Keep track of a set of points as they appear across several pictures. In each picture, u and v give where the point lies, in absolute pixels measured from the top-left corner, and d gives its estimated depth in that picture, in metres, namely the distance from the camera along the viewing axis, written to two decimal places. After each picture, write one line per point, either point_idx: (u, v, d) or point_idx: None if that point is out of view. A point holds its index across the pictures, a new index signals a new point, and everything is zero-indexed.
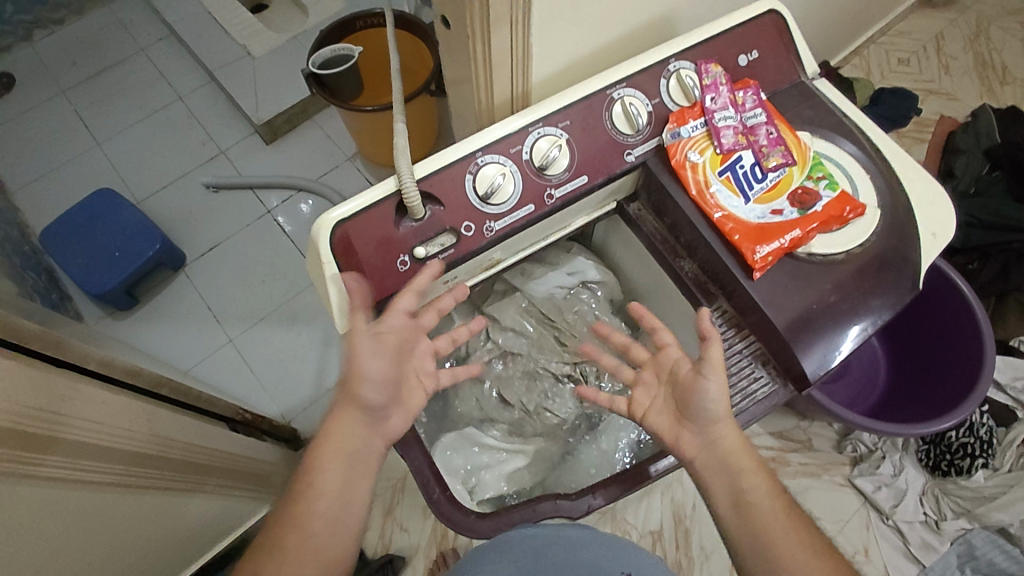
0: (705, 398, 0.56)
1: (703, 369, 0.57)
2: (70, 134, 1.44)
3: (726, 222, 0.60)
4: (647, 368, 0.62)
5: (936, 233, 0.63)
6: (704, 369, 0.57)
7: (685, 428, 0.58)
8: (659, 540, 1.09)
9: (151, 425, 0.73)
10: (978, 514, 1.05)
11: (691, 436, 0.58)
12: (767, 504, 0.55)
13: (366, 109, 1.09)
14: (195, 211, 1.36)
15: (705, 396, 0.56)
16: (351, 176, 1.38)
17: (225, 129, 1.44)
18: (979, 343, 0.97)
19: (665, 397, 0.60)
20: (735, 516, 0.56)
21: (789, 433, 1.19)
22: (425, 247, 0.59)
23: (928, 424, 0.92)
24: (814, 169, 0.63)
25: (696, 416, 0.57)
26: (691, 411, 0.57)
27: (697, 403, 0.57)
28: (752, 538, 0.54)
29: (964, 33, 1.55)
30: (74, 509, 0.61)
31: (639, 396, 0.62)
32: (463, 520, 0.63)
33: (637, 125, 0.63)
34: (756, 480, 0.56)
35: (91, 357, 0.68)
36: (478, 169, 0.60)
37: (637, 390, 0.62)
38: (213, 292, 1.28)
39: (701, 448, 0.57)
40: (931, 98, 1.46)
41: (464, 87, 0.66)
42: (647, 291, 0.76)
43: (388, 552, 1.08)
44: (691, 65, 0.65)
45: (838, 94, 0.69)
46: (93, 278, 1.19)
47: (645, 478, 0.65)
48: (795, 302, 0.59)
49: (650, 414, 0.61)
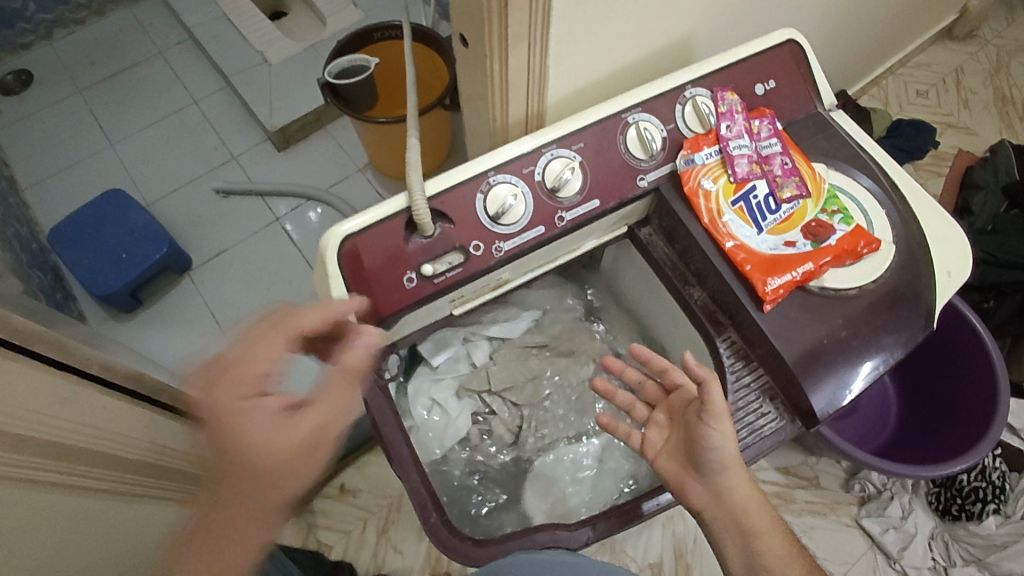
0: (710, 447, 0.55)
1: (704, 416, 0.55)
2: (85, 134, 1.46)
3: (737, 252, 0.58)
4: (662, 407, 0.63)
5: (951, 272, 0.62)
6: (705, 416, 0.55)
7: (692, 476, 0.58)
8: (659, 573, 1.07)
9: (150, 432, 0.72)
10: (988, 562, 1.01)
11: (698, 486, 0.57)
12: (783, 566, 0.55)
13: (380, 120, 1.10)
14: (205, 216, 1.36)
15: (709, 446, 0.55)
16: (362, 187, 1.38)
17: (239, 135, 1.45)
18: (994, 385, 0.95)
19: (676, 439, 0.60)
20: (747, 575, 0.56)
21: (796, 469, 1.16)
22: (432, 265, 0.58)
23: (940, 467, 0.89)
24: (828, 202, 0.62)
25: (702, 466, 0.56)
26: (696, 460, 0.57)
27: (702, 453, 0.56)
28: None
29: (983, 68, 1.55)
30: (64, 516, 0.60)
31: (651, 433, 0.62)
32: (460, 547, 0.61)
33: (651, 150, 0.63)
34: (772, 540, 0.56)
35: (95, 361, 0.66)
36: (489, 188, 0.59)
37: (650, 429, 0.63)
38: (218, 299, 1.28)
39: (709, 500, 0.57)
40: (948, 132, 1.46)
41: (478, 104, 0.66)
42: (655, 316, 0.75)
43: (381, 573, 1.06)
44: (707, 92, 0.64)
45: (855, 127, 0.69)
46: (99, 280, 1.19)
47: (637, 516, 0.64)
48: (806, 336, 0.57)
49: (660, 456, 0.61)
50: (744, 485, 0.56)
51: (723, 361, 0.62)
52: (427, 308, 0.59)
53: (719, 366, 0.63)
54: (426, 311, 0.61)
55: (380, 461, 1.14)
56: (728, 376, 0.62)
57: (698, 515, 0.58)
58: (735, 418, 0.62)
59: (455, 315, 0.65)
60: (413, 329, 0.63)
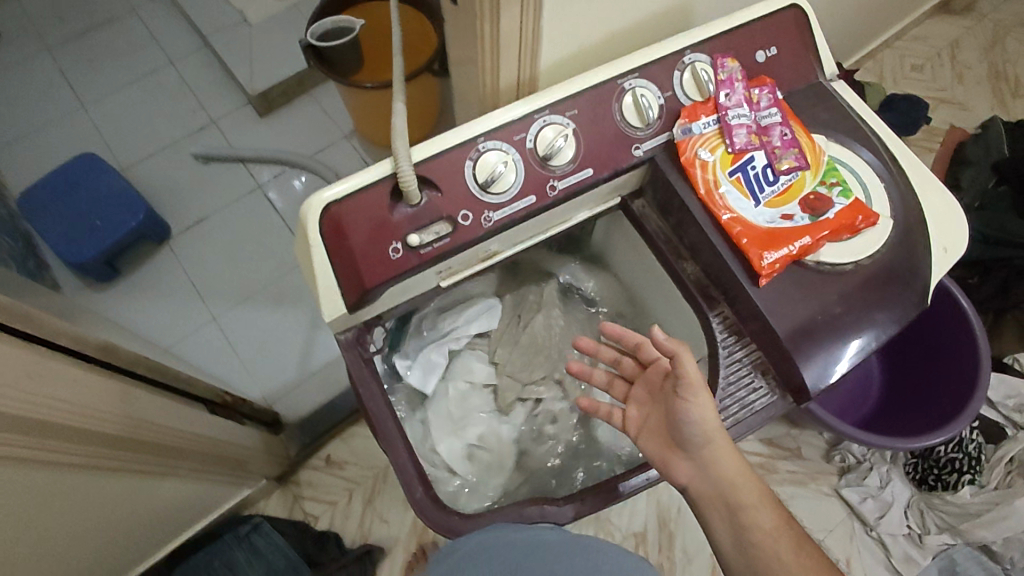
0: (690, 421, 0.55)
1: (680, 390, 0.55)
2: (55, 95, 1.39)
3: (733, 225, 0.57)
4: (639, 384, 0.62)
5: (947, 247, 0.61)
6: (681, 389, 0.55)
7: (676, 453, 0.58)
8: (643, 542, 1.08)
9: (127, 405, 0.71)
10: (961, 529, 1.04)
11: (682, 462, 0.57)
12: (773, 542, 0.54)
13: (365, 86, 1.06)
14: (183, 182, 1.32)
15: (689, 420, 0.55)
16: (347, 155, 1.34)
17: (218, 98, 1.39)
18: (976, 360, 0.96)
19: (656, 416, 0.60)
20: (737, 554, 0.55)
21: (779, 440, 1.18)
22: (419, 235, 0.56)
23: (920, 439, 0.91)
24: (827, 174, 0.60)
25: (685, 442, 0.56)
26: (679, 436, 0.57)
27: (683, 427, 0.56)
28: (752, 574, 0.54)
29: (979, 43, 1.53)
30: (27, 490, 0.58)
31: (631, 412, 0.62)
32: (448, 522, 0.61)
33: (647, 118, 0.60)
34: (760, 513, 0.55)
35: (63, 333, 0.64)
36: (479, 155, 0.57)
37: (629, 406, 0.62)
38: (197, 268, 1.25)
39: (694, 476, 0.56)
40: (941, 107, 1.44)
41: (469, 67, 0.63)
42: (647, 289, 0.74)
43: (367, 542, 1.07)
44: (707, 59, 0.62)
45: (855, 97, 0.67)
46: (73, 247, 1.15)
47: (618, 496, 0.63)
48: (799, 311, 0.56)
49: (643, 433, 0.60)
50: (728, 459, 0.55)
51: (715, 336, 0.61)
52: (413, 280, 0.57)
53: (711, 341, 0.62)
54: (413, 282, 0.59)
55: (366, 432, 1.13)
56: (720, 352, 0.61)
57: (685, 491, 0.58)
58: (726, 392, 0.61)
59: (443, 286, 0.63)
60: (399, 301, 0.61)
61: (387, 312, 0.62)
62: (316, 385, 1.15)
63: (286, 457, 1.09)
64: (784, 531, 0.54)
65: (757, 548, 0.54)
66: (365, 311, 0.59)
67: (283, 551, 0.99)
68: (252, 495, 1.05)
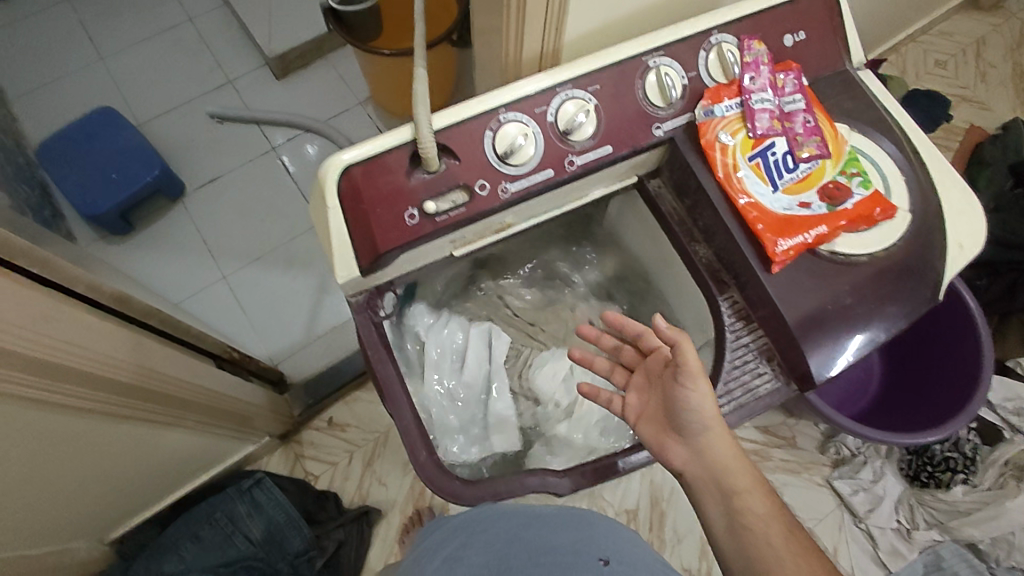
0: (688, 407, 0.56)
1: (680, 376, 0.56)
2: (74, 46, 1.38)
3: (750, 210, 0.57)
4: (639, 371, 0.63)
5: (963, 244, 0.61)
6: (682, 377, 0.56)
7: (671, 438, 0.59)
8: (634, 519, 1.10)
9: (138, 355, 0.72)
10: (950, 527, 1.05)
11: (678, 447, 0.58)
12: (765, 526, 0.54)
13: (382, 53, 1.05)
14: (198, 141, 1.31)
15: (687, 406, 0.56)
16: (361, 121, 1.34)
17: (235, 58, 1.38)
18: (978, 361, 0.96)
19: (654, 403, 0.61)
20: (727, 535, 0.55)
21: (775, 429, 1.19)
22: (435, 202, 0.56)
23: (917, 436, 0.92)
24: (848, 164, 0.60)
25: (682, 427, 0.57)
26: (676, 422, 0.58)
27: (681, 413, 0.57)
28: (744, 560, 0.53)
29: (1006, 42, 1.50)
30: (33, 428, 0.60)
31: (630, 399, 0.63)
32: (448, 486, 0.60)
33: (670, 98, 0.60)
34: (751, 498, 0.55)
35: (80, 281, 0.66)
36: (499, 126, 0.57)
37: (629, 394, 0.63)
38: (208, 227, 1.25)
39: (690, 460, 0.57)
40: (963, 105, 1.42)
41: (492, 37, 0.62)
42: (656, 269, 0.74)
43: (364, 503, 1.09)
44: (734, 40, 0.61)
45: (881, 88, 0.66)
46: (87, 199, 1.15)
47: (613, 473, 0.65)
48: (809, 299, 0.57)
49: (641, 419, 0.61)
50: (722, 445, 0.56)
51: (723, 320, 0.62)
52: (425, 248, 0.57)
53: (719, 325, 0.62)
54: (426, 250, 0.59)
55: (368, 397, 1.15)
56: (727, 336, 0.61)
57: (680, 474, 0.59)
58: (731, 377, 0.61)
59: (455, 256, 0.63)
60: (410, 267, 0.61)
61: (398, 277, 0.63)
62: (320, 348, 1.17)
63: (289, 417, 1.11)
64: (777, 518, 0.54)
65: (749, 531, 0.54)
66: (377, 276, 0.59)
67: (284, 507, 1.00)
68: (255, 451, 1.07)
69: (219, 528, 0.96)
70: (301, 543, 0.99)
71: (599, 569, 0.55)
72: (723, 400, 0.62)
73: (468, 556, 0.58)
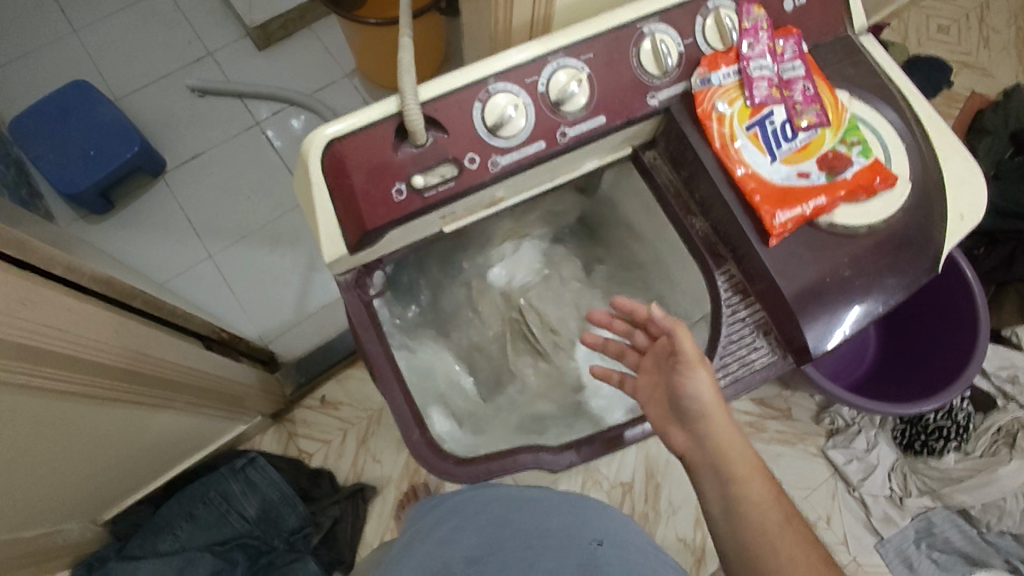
0: (688, 395, 0.56)
1: (680, 364, 0.57)
2: (48, 18, 1.33)
3: (747, 181, 0.55)
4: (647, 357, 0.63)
5: (963, 215, 0.60)
6: (681, 364, 0.56)
7: (673, 424, 0.59)
8: (629, 493, 1.11)
9: (121, 336, 0.71)
10: (942, 494, 1.06)
11: (679, 434, 0.58)
12: (761, 514, 0.53)
13: (368, 22, 1.02)
14: (180, 116, 1.28)
15: (686, 394, 0.56)
16: (348, 95, 1.31)
17: (215, 30, 1.34)
18: (974, 330, 0.96)
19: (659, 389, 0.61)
20: (723, 523, 0.55)
21: (770, 401, 1.19)
22: (424, 176, 0.54)
23: (910, 405, 0.92)
24: (848, 133, 0.58)
25: (683, 413, 0.57)
26: (677, 409, 0.58)
27: (681, 401, 0.57)
28: (739, 545, 0.53)
29: (1009, 5, 1.46)
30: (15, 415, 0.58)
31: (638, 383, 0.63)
32: (440, 464, 0.60)
33: (665, 66, 0.57)
34: (749, 486, 0.54)
35: (58, 263, 0.64)
36: (488, 97, 0.55)
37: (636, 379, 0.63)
38: (195, 205, 1.23)
39: (691, 446, 0.57)
40: (964, 72, 1.39)
41: (479, 3, 0.59)
42: (650, 244, 0.73)
43: (360, 481, 1.09)
44: (731, 5, 0.59)
45: (883, 54, 0.64)
46: (68, 177, 1.13)
47: (618, 445, 0.64)
48: (807, 272, 0.56)
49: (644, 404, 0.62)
50: (727, 431, 0.56)
51: (719, 295, 0.61)
52: (414, 224, 0.56)
53: (716, 300, 0.61)
54: (415, 226, 0.57)
55: (362, 375, 1.14)
56: (724, 310, 0.61)
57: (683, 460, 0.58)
58: (728, 351, 0.61)
59: (446, 232, 0.61)
60: (400, 243, 0.60)
61: (388, 254, 0.61)
62: (312, 327, 1.16)
63: (282, 396, 1.10)
64: (775, 504, 0.54)
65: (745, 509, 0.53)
66: (365, 253, 0.57)
67: (276, 485, 1.01)
68: (248, 430, 1.07)
69: (213, 507, 0.97)
70: (297, 521, 1.00)
71: (593, 551, 0.55)
72: (719, 374, 0.61)
73: (461, 538, 0.59)
